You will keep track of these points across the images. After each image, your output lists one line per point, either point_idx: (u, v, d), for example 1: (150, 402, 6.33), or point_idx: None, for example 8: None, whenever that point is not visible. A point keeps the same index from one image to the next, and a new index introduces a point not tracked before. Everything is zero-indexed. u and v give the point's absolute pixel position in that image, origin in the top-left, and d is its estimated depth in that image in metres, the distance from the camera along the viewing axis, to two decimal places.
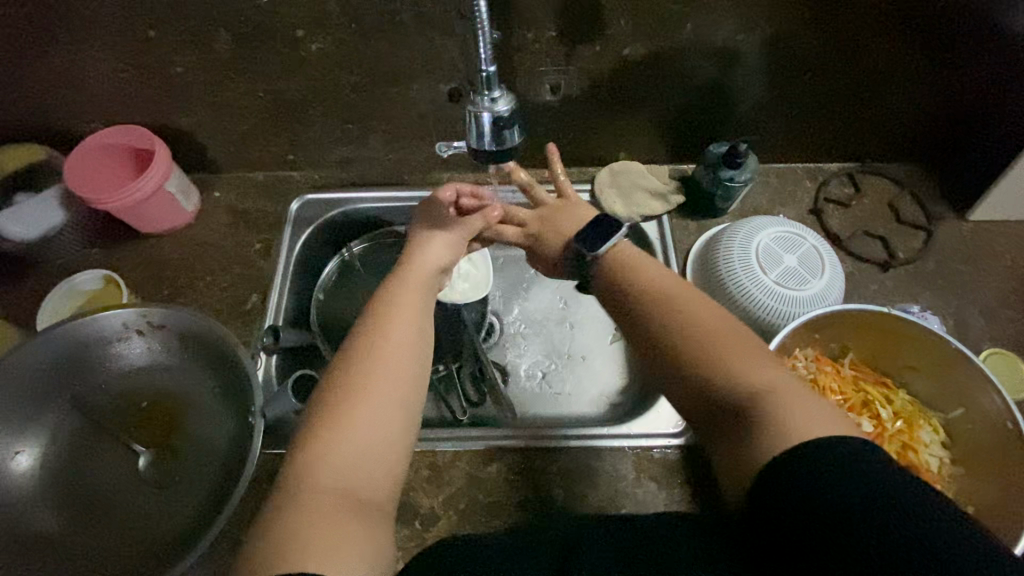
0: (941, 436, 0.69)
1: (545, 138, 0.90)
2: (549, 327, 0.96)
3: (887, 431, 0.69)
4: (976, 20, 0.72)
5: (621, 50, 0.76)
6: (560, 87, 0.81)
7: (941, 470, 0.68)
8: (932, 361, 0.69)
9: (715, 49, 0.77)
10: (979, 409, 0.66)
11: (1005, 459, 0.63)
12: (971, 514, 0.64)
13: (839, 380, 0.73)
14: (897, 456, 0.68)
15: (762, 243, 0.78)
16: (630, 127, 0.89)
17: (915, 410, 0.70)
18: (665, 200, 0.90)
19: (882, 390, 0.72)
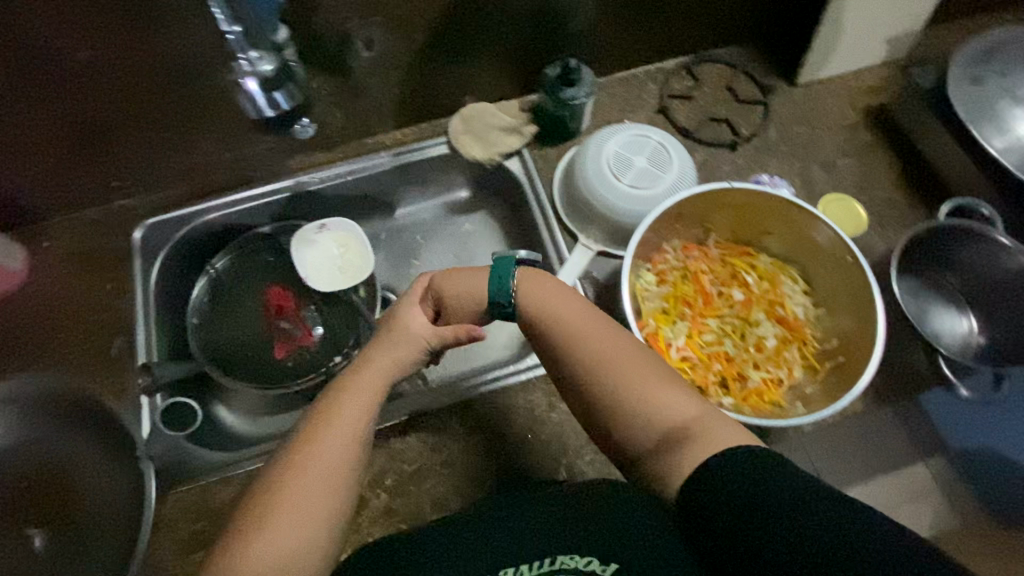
0: (802, 285, 0.75)
1: (383, 100, 0.86)
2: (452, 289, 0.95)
3: (756, 294, 0.74)
4: None
5: None
6: (375, 43, 0.76)
7: (808, 315, 0.74)
8: (782, 221, 0.74)
9: None
10: (825, 251, 0.72)
11: (851, 292, 0.69)
12: (835, 347, 0.70)
13: (707, 260, 0.77)
14: (767, 313, 0.74)
15: (611, 152, 0.79)
16: (465, 69, 0.86)
17: (777, 269, 0.76)
18: (520, 133, 0.89)
19: (746, 260, 0.77)
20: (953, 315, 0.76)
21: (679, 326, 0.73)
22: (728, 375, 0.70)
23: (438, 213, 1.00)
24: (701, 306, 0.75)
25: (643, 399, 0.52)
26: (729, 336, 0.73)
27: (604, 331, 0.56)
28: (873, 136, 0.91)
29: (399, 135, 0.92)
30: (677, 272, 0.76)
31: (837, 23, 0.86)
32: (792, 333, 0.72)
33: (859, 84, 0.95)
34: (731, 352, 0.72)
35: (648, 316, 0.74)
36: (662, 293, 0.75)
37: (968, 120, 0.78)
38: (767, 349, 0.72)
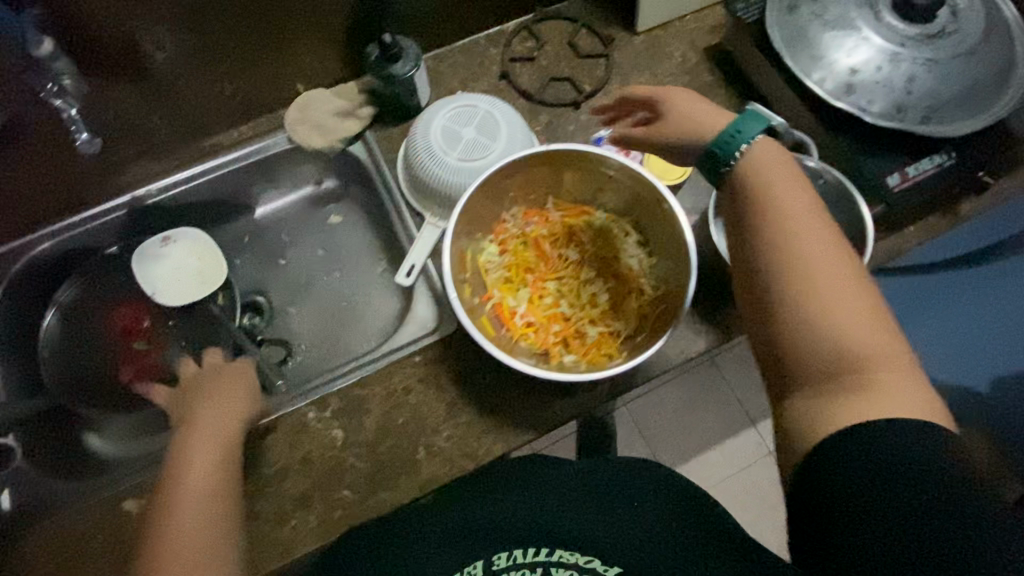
0: (638, 235, 0.76)
1: (204, 101, 0.82)
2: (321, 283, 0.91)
3: (591, 253, 0.76)
4: None
5: None
6: (165, 43, 0.72)
7: (643, 266, 0.75)
8: (605, 176, 0.74)
9: None
10: (650, 201, 0.72)
11: (672, 240, 0.71)
12: (663, 294, 0.72)
13: (547, 224, 0.78)
14: (601, 270, 0.76)
15: (438, 126, 0.78)
16: (284, 58, 0.82)
17: (612, 224, 0.77)
18: (357, 116, 0.86)
19: (583, 218, 0.78)
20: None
21: (521, 293, 0.75)
22: (564, 335, 0.73)
23: (301, 209, 0.99)
24: (540, 270, 0.76)
25: (841, 309, 0.52)
26: (566, 297, 0.74)
27: (820, 248, 0.54)
28: (713, 77, 0.91)
29: (236, 132, 0.89)
30: (518, 240, 0.78)
31: None
32: (626, 285, 0.74)
33: (699, 26, 0.95)
34: (567, 313, 0.74)
35: (490, 288, 0.75)
36: (503, 263, 0.77)
37: (784, 50, 0.78)
38: (602, 304, 0.74)
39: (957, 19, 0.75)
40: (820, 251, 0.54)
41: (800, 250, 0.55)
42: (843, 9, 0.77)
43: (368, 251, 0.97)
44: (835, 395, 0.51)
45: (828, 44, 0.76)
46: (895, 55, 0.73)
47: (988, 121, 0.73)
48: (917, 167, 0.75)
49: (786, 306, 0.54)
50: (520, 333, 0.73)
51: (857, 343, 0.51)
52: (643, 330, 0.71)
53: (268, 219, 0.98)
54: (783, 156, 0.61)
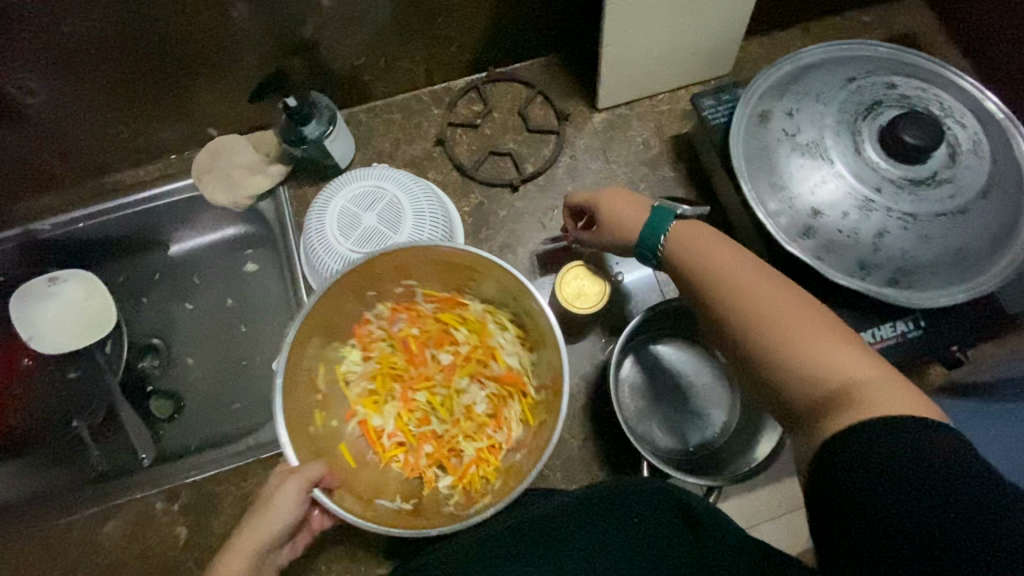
0: (514, 329, 0.68)
1: (100, 140, 0.76)
2: (222, 338, 0.85)
3: (464, 355, 0.68)
4: None
5: (57, 28, 0.61)
6: (35, 87, 0.66)
7: (524, 364, 0.67)
8: (472, 269, 0.64)
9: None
10: (521, 300, 0.62)
11: (543, 334, 0.61)
12: (541, 402, 0.63)
13: (417, 323, 0.69)
14: (476, 374, 0.68)
15: (337, 206, 0.70)
16: (185, 103, 0.75)
17: (487, 317, 0.68)
18: (266, 172, 0.79)
19: (455, 312, 0.69)
20: (653, 416, 0.70)
21: (388, 410, 0.67)
22: (438, 458, 0.65)
23: (219, 248, 0.87)
24: (409, 375, 0.68)
25: (789, 334, 0.45)
26: (439, 411, 0.67)
27: (745, 280, 0.49)
28: (675, 174, 0.81)
29: (144, 172, 0.83)
30: (387, 344, 0.69)
31: (618, 47, 0.74)
32: (506, 389, 0.66)
33: (671, 109, 0.84)
34: (439, 430, 0.66)
35: (354, 406, 0.67)
36: (367, 373, 0.68)
37: (743, 169, 0.67)
38: (478, 414, 0.67)
39: (955, 164, 0.62)
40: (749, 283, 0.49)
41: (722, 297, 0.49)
42: (819, 133, 0.64)
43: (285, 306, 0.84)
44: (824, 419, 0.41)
45: (791, 174, 0.65)
46: (867, 202, 0.61)
47: (967, 296, 0.62)
48: (875, 333, 0.65)
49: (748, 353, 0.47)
50: (388, 456, 0.65)
51: (823, 363, 0.43)
52: (527, 443, 0.63)
53: (183, 256, 0.87)
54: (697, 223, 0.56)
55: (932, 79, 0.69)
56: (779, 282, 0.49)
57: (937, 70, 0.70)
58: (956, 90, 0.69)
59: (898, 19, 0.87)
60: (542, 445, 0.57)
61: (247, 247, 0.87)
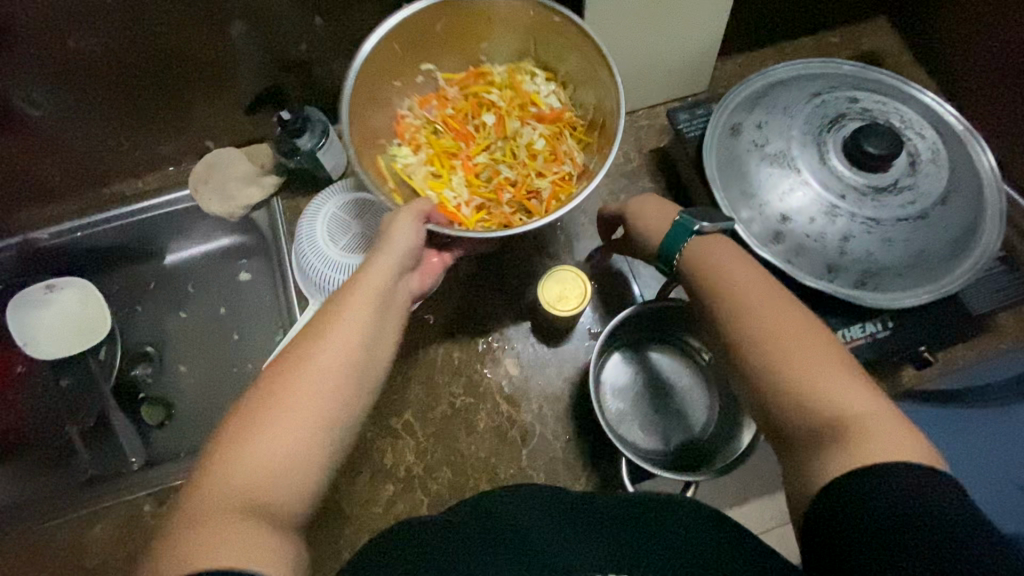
0: (542, 74, 0.75)
1: (102, 152, 0.80)
2: (213, 345, 0.86)
3: (508, 107, 0.75)
4: None
5: (64, 44, 0.65)
6: (42, 100, 0.70)
7: (561, 103, 0.75)
8: (496, 25, 0.71)
9: (179, 18, 0.66)
10: (533, 30, 0.71)
11: (594, 71, 0.69)
12: (590, 120, 0.73)
13: (448, 105, 0.74)
14: (522, 120, 0.74)
15: (328, 216, 0.74)
16: (185, 117, 0.79)
17: (512, 75, 0.75)
18: (261, 184, 0.82)
19: (481, 85, 0.75)
20: (633, 418, 0.72)
21: (456, 180, 0.73)
22: (519, 198, 0.72)
23: (214, 257, 0.89)
24: (465, 146, 0.74)
25: (806, 370, 0.45)
26: (505, 163, 0.73)
27: (767, 315, 0.49)
28: (655, 185, 0.84)
29: (143, 182, 0.86)
30: (427, 134, 0.74)
31: None
32: (558, 125, 0.73)
33: (650, 124, 0.88)
34: (512, 177, 0.73)
35: (424, 190, 0.72)
36: (422, 159, 0.73)
37: (716, 179, 0.70)
38: (540, 151, 0.73)
39: (916, 172, 0.65)
40: (769, 318, 0.49)
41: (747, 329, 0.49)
42: (786, 143, 0.68)
43: (276, 313, 0.86)
44: (823, 451, 0.43)
45: (762, 183, 0.68)
46: (832, 208, 0.64)
47: (932, 297, 0.65)
48: (846, 334, 0.67)
49: (756, 381, 0.48)
50: (474, 219, 0.70)
51: (833, 400, 0.44)
52: (585, 171, 0.71)
53: (177, 265, 0.89)
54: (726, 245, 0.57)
55: (893, 94, 0.73)
56: (798, 316, 0.50)
57: (898, 86, 0.74)
58: (917, 104, 0.72)
59: (866, 40, 0.92)
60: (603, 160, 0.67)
61: (241, 255, 0.89)
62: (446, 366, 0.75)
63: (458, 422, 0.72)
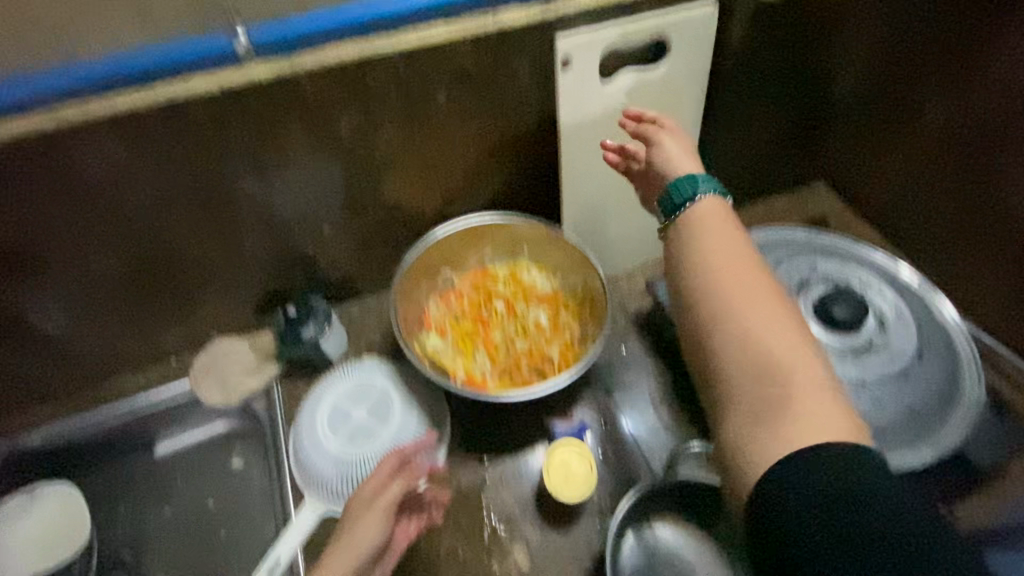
0: (536, 264, 0.88)
1: (107, 352, 0.81)
2: (197, 547, 0.80)
3: (514, 293, 0.86)
4: (438, 151, 0.73)
5: (87, 266, 0.69)
6: (56, 313, 0.73)
7: (555, 284, 0.87)
8: (494, 235, 0.85)
9: (197, 237, 0.72)
10: (527, 234, 0.84)
11: (578, 262, 0.82)
12: (581, 295, 0.84)
13: (464, 299, 0.86)
14: (526, 302, 0.85)
15: (328, 405, 0.75)
16: (193, 315, 0.82)
17: (512, 269, 0.88)
18: (262, 371, 0.83)
19: (487, 279, 0.87)
20: None
21: (478, 357, 0.81)
22: (534, 363, 0.80)
23: (205, 448, 0.86)
24: (481, 330, 0.83)
25: (765, 347, 0.45)
26: (518, 337, 0.82)
27: (728, 258, 0.49)
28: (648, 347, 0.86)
29: (141, 376, 0.86)
30: (450, 321, 0.84)
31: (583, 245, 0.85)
32: (553, 304, 0.85)
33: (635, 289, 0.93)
34: (525, 347, 0.81)
35: (453, 369, 0.79)
36: (447, 345, 0.82)
37: None
38: (544, 326, 0.83)
39: (887, 334, 0.70)
40: (737, 271, 0.49)
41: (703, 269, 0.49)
42: None
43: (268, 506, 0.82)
44: (763, 426, 0.43)
45: None
46: None
47: (941, 455, 0.64)
48: None
49: None
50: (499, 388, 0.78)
51: (791, 387, 0.44)
52: (589, 335, 0.80)
53: (168, 456, 0.86)
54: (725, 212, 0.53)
55: (850, 258, 0.80)
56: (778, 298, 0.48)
57: (856, 249, 0.81)
58: (874, 267, 0.79)
59: (816, 201, 1.03)
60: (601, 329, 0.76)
61: (234, 443, 0.86)
62: (450, 560, 0.69)
63: None
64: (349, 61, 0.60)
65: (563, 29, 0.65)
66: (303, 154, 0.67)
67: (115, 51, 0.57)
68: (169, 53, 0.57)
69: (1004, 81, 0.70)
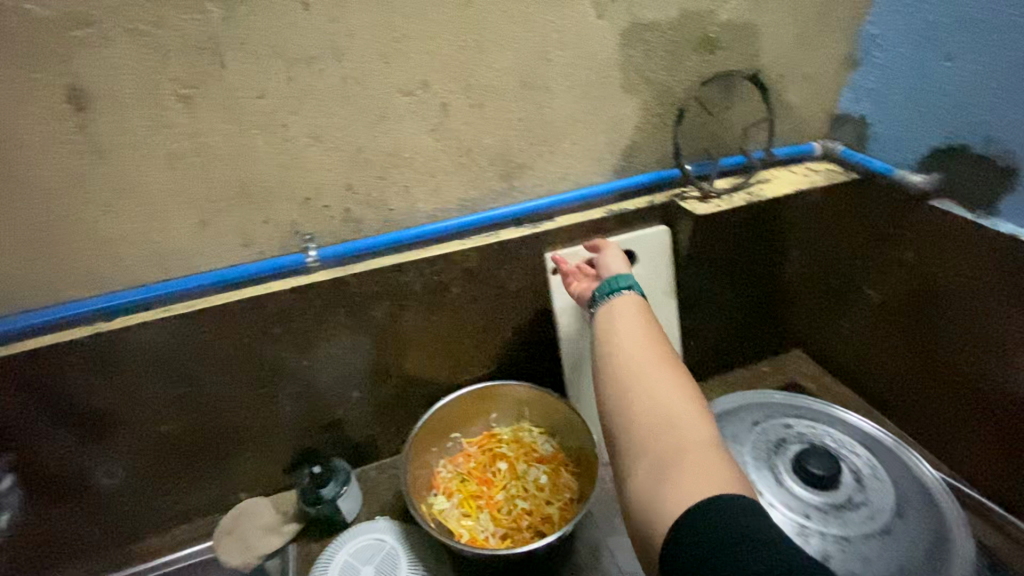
0: (537, 426, 0.97)
1: (144, 511, 0.89)
2: None
3: (517, 453, 0.94)
4: (453, 329, 0.90)
5: (155, 428, 0.82)
6: (116, 471, 0.83)
7: (554, 445, 0.95)
8: (500, 400, 0.96)
9: (248, 404, 0.85)
10: (529, 399, 0.96)
11: (573, 424, 0.92)
12: (578, 455, 0.92)
13: (471, 459, 0.94)
14: (528, 462, 0.93)
15: (340, 562, 0.79)
16: (228, 475, 0.91)
17: (515, 430, 0.97)
18: (281, 531, 0.88)
19: (493, 440, 0.96)
20: None
21: (482, 517, 0.86)
22: (535, 523, 0.85)
23: None
24: (486, 490, 0.90)
25: (665, 411, 0.56)
26: (520, 497, 0.89)
27: (639, 354, 0.62)
28: None
29: (168, 537, 0.92)
30: (457, 483, 0.91)
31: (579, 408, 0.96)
32: (552, 463, 0.92)
33: None
34: (526, 506, 0.87)
35: (458, 530, 0.85)
36: (454, 505, 0.88)
37: None
38: (544, 485, 0.90)
39: (863, 489, 0.75)
40: (641, 359, 0.62)
41: (617, 357, 0.63)
42: (744, 468, 0.78)
43: None
44: (667, 475, 0.51)
45: None
46: (801, 526, 0.71)
47: None
48: None
49: None
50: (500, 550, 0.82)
51: (680, 433, 0.54)
52: (584, 494, 0.86)
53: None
54: (638, 305, 0.70)
55: (819, 417, 0.88)
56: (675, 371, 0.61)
57: (825, 408, 0.90)
58: (843, 424, 0.87)
59: (789, 367, 1.14)
60: (590, 489, 0.84)
61: None
62: None
63: None
64: (388, 268, 0.80)
65: (550, 241, 0.86)
66: (344, 337, 0.84)
67: (213, 267, 0.77)
68: (252, 268, 0.76)
69: (905, 266, 0.90)
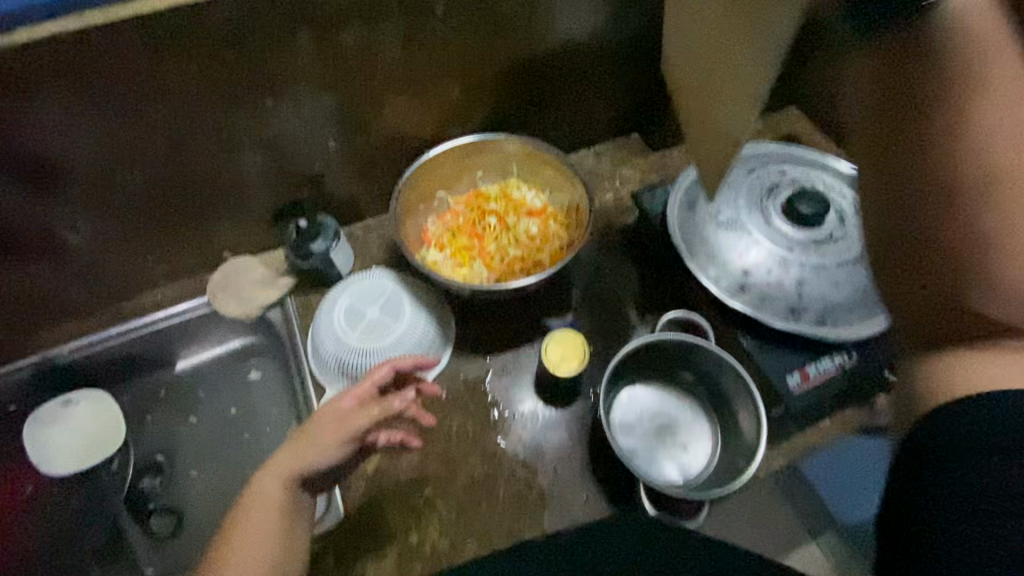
0: (526, 181, 0.94)
1: (127, 269, 0.86)
2: (224, 446, 0.89)
3: (507, 208, 0.92)
4: (435, 64, 0.77)
5: (109, 179, 0.73)
6: (80, 227, 0.77)
7: (544, 200, 0.93)
8: (488, 154, 0.90)
9: (209, 153, 0.76)
10: (517, 151, 0.90)
11: (564, 174, 0.89)
12: (568, 206, 0.90)
13: (461, 215, 0.92)
14: (518, 215, 0.92)
15: (344, 304, 0.81)
16: (205, 233, 0.86)
17: (504, 186, 0.94)
18: (275, 285, 0.89)
19: (481, 196, 0.93)
20: (645, 462, 0.77)
21: (475, 266, 0.88)
22: (527, 268, 0.87)
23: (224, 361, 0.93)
24: (478, 241, 0.90)
25: None
26: (512, 246, 0.89)
27: None
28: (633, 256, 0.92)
29: (159, 295, 0.92)
30: (448, 237, 0.91)
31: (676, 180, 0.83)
32: (543, 215, 0.92)
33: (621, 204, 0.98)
34: (518, 254, 0.89)
35: (453, 277, 0.87)
36: (447, 256, 0.89)
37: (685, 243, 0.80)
38: (535, 234, 0.90)
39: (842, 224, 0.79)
40: None
41: None
42: (736, 212, 0.80)
43: (288, 408, 0.89)
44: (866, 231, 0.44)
45: (722, 245, 0.79)
46: (784, 259, 0.76)
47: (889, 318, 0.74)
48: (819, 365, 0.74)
49: None
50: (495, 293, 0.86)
51: None
52: (572, 240, 0.87)
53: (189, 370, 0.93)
54: None
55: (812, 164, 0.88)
56: None
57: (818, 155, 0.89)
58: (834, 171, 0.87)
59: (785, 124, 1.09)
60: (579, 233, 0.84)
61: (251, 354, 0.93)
62: (461, 439, 0.78)
63: (480, 491, 0.75)
64: None
65: None
66: (309, 68, 0.71)
67: None
68: None
69: None
